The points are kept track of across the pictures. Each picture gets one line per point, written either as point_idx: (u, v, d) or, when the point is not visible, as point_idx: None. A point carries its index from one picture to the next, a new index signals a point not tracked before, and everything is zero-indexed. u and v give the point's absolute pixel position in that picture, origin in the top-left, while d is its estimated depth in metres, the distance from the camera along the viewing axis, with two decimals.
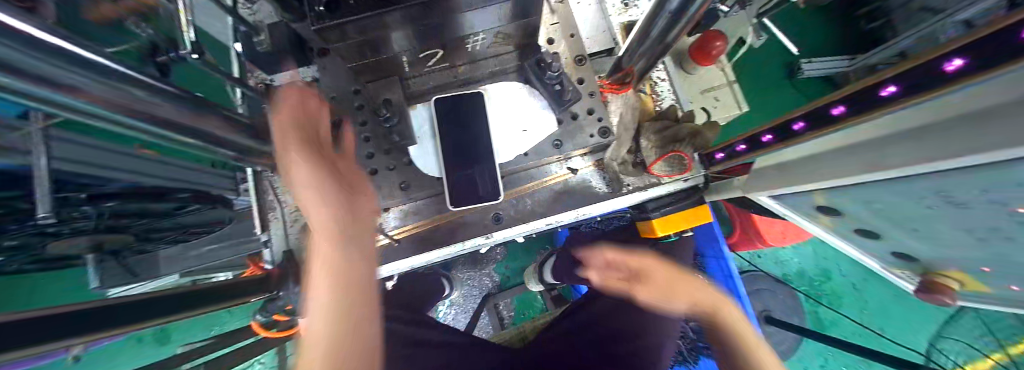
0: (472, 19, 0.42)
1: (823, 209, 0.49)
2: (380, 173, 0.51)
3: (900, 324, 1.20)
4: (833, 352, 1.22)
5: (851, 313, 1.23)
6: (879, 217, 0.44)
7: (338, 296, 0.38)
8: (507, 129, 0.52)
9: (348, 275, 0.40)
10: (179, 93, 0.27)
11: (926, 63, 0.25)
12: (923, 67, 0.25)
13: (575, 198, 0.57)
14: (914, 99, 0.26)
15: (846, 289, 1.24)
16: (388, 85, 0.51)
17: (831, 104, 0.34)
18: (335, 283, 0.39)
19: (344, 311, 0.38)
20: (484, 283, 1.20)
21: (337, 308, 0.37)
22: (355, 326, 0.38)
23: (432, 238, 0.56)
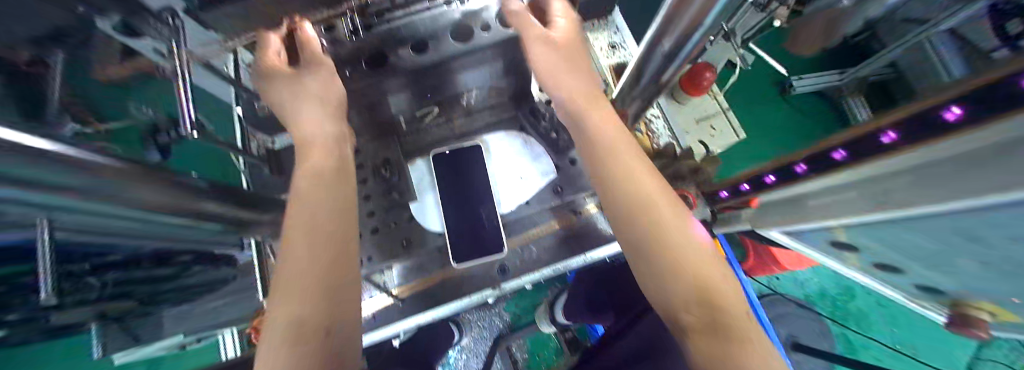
0: (466, 78, 0.44)
1: (838, 243, 0.46)
2: (380, 231, 0.49)
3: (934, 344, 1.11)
4: None
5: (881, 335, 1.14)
6: (906, 254, 0.41)
7: (326, 296, 0.32)
8: (506, 178, 0.53)
9: (342, 269, 0.35)
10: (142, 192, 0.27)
11: (927, 114, 0.25)
12: (924, 117, 0.25)
13: (583, 242, 0.55)
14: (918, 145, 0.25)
15: (870, 308, 1.17)
16: (387, 144, 0.52)
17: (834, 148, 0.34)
18: (323, 280, 0.33)
19: (329, 314, 0.32)
20: (494, 324, 1.15)
21: (320, 308, 0.32)
22: (341, 332, 0.32)
23: (435, 295, 0.54)
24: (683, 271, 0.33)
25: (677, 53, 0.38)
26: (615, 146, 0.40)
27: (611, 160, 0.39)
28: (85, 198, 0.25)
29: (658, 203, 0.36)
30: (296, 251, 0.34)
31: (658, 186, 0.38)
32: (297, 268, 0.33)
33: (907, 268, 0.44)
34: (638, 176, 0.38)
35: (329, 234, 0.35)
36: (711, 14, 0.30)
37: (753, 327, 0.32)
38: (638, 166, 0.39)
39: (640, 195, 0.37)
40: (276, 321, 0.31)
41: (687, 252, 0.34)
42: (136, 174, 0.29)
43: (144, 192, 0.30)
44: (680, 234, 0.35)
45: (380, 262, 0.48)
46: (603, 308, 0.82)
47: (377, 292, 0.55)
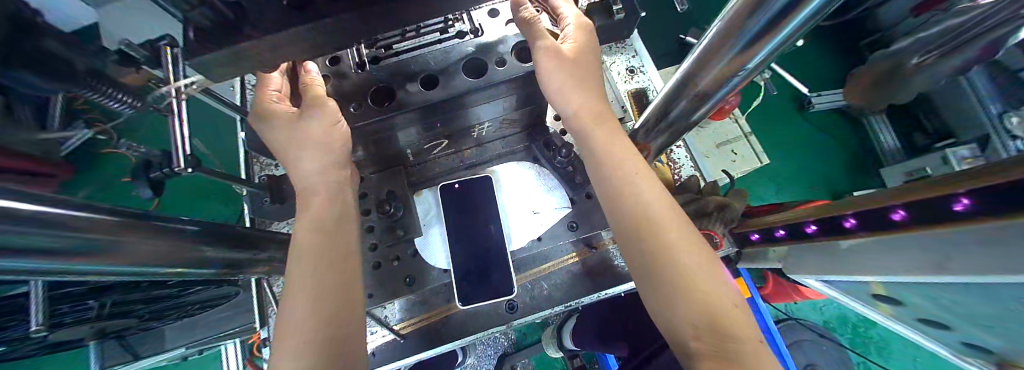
0: (480, 112, 0.42)
1: (878, 295, 0.43)
2: (382, 267, 0.47)
3: None
4: None
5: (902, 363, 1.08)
6: (960, 317, 0.36)
7: (336, 334, 0.31)
8: (519, 212, 0.51)
9: (337, 293, 0.33)
10: (81, 243, 0.23)
11: (1000, 186, 0.21)
12: (998, 190, 0.21)
13: (598, 280, 0.51)
14: (990, 216, 0.22)
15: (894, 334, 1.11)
16: (394, 176, 0.50)
17: (890, 207, 0.31)
18: (330, 319, 0.31)
19: (338, 356, 0.30)
20: (499, 343, 1.11)
21: (328, 349, 0.30)
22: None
23: (440, 333, 0.51)
24: (693, 300, 0.29)
25: (710, 93, 0.36)
26: (628, 173, 0.36)
27: (624, 186, 0.35)
28: (65, 259, 0.23)
29: (669, 228, 0.33)
30: (298, 290, 0.32)
31: (671, 210, 0.34)
32: (301, 311, 0.31)
33: (954, 326, 0.39)
34: (648, 201, 0.34)
35: (333, 270, 0.33)
36: (757, 57, 0.28)
37: (769, 356, 0.27)
38: (651, 191, 0.35)
39: (649, 221, 0.33)
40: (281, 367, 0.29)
41: (701, 282, 0.30)
42: (122, 226, 0.27)
43: (135, 242, 0.28)
44: (693, 262, 0.31)
45: (382, 301, 0.45)
46: (615, 338, 0.81)
47: (378, 327, 0.52)
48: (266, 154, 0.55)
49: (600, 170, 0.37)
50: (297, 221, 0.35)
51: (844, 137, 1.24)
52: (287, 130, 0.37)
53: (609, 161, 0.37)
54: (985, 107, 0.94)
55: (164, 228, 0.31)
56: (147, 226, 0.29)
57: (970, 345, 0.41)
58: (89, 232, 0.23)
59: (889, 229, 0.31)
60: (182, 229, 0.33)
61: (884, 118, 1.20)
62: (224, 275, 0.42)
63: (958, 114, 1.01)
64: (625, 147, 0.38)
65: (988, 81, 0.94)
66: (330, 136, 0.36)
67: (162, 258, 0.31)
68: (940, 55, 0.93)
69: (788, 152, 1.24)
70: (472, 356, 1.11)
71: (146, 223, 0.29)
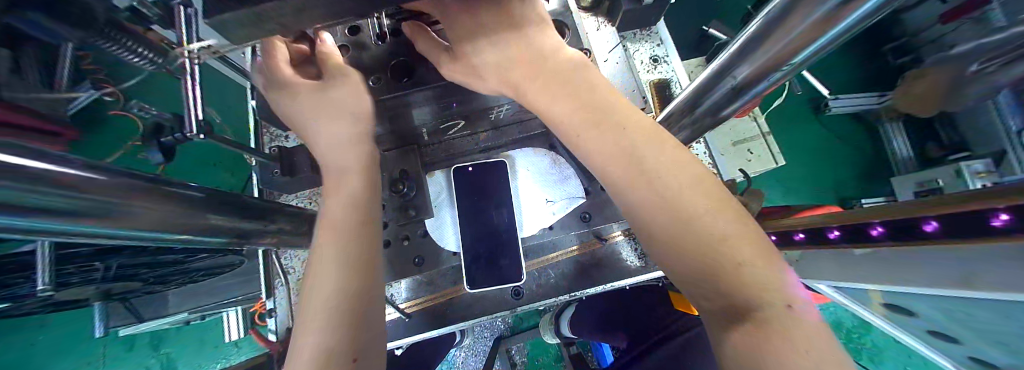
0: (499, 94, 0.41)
1: (890, 304, 0.43)
2: (392, 245, 0.47)
3: None
4: None
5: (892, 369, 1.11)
6: (969, 331, 0.37)
7: (350, 311, 0.30)
8: (531, 200, 0.51)
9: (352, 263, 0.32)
10: (91, 207, 0.22)
11: None
12: None
13: (605, 272, 0.51)
14: None
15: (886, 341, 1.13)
16: (406, 156, 0.48)
17: (923, 218, 0.29)
18: (344, 297, 0.30)
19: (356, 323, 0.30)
20: (497, 325, 1.13)
21: (339, 326, 0.29)
22: (370, 349, 0.30)
23: (445, 314, 0.52)
24: (722, 283, 0.24)
25: (745, 89, 0.35)
26: (628, 140, 0.30)
27: (624, 155, 0.30)
28: (74, 221, 0.22)
29: (691, 200, 0.26)
30: (319, 261, 0.32)
31: (693, 176, 0.28)
32: (321, 288, 0.30)
33: (963, 340, 0.40)
34: (660, 169, 0.28)
35: (349, 242, 0.32)
36: (802, 54, 0.26)
37: (799, 324, 0.22)
38: (665, 158, 0.29)
39: (662, 192, 0.27)
40: (303, 339, 0.29)
41: (737, 264, 0.24)
42: (131, 190, 0.26)
43: (145, 207, 0.27)
44: (727, 238, 0.25)
45: (391, 280, 0.45)
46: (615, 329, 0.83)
47: (384, 306, 0.52)
48: (276, 122, 0.52)
49: (591, 139, 0.32)
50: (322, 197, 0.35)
51: (857, 143, 1.23)
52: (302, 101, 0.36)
53: (600, 130, 0.31)
54: (1004, 124, 0.92)
55: (175, 194, 0.30)
56: (162, 191, 0.29)
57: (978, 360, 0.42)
58: (104, 194, 0.23)
59: (913, 238, 0.30)
60: (192, 197, 0.33)
61: (898, 126, 1.17)
62: (233, 244, 0.42)
63: (978, 129, 0.98)
64: (629, 111, 0.32)
65: (1011, 97, 0.91)
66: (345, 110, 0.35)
67: (173, 224, 0.31)
68: (1005, 61, 0.83)
69: (800, 156, 1.22)
70: (469, 336, 1.12)
71: (160, 187, 0.29)
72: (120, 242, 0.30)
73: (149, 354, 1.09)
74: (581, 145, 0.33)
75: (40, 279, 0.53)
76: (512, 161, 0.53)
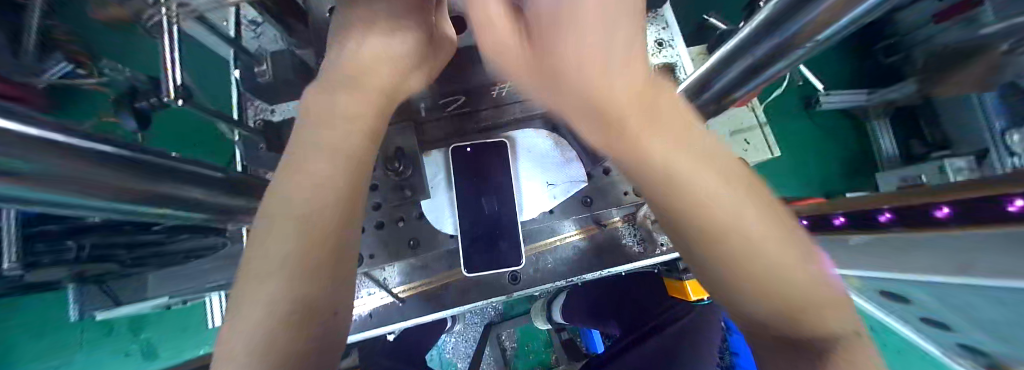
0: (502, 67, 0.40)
1: (887, 292, 0.46)
2: (386, 227, 0.45)
3: None
4: None
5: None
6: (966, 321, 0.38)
7: (331, 268, 0.27)
8: (532, 183, 0.49)
9: (346, 212, 0.28)
10: (46, 171, 0.20)
11: None
12: None
13: (603, 257, 0.51)
14: None
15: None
16: (402, 131, 0.46)
17: (936, 205, 0.31)
18: (319, 261, 0.26)
19: (335, 278, 0.27)
20: (486, 312, 1.11)
21: (318, 290, 0.25)
22: (338, 318, 0.28)
23: (441, 298, 0.50)
24: (773, 288, 0.21)
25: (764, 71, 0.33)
26: (653, 127, 0.25)
27: (651, 142, 0.25)
28: (29, 186, 0.20)
29: (726, 202, 0.23)
30: (294, 204, 0.26)
31: (726, 174, 0.25)
32: (292, 231, 0.25)
33: (958, 328, 0.41)
34: (695, 164, 0.24)
35: (338, 185, 0.28)
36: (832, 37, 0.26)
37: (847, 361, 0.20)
38: (696, 152, 0.25)
39: (695, 192, 0.24)
40: (256, 289, 0.23)
41: (783, 266, 0.22)
42: (93, 155, 0.23)
43: (109, 175, 0.25)
44: (770, 244, 0.22)
45: (383, 262, 0.44)
46: (606, 316, 0.84)
47: (375, 289, 0.51)
48: (262, 93, 0.49)
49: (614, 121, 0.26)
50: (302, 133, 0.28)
51: (844, 140, 1.20)
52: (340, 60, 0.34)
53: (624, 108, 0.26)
54: (987, 123, 0.88)
55: (143, 160, 0.28)
56: (141, 161, 0.28)
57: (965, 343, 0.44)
58: (73, 157, 0.21)
59: (924, 223, 0.32)
60: (165, 166, 0.30)
61: (886, 123, 1.13)
62: (216, 218, 0.40)
63: (959, 124, 0.95)
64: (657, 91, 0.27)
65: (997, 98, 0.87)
66: (364, 73, 0.33)
67: (148, 193, 0.29)
68: None
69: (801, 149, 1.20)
70: (461, 322, 1.11)
71: (129, 153, 0.27)
72: (89, 212, 0.29)
73: (127, 339, 1.05)
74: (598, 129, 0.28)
75: None
76: (514, 142, 0.51)
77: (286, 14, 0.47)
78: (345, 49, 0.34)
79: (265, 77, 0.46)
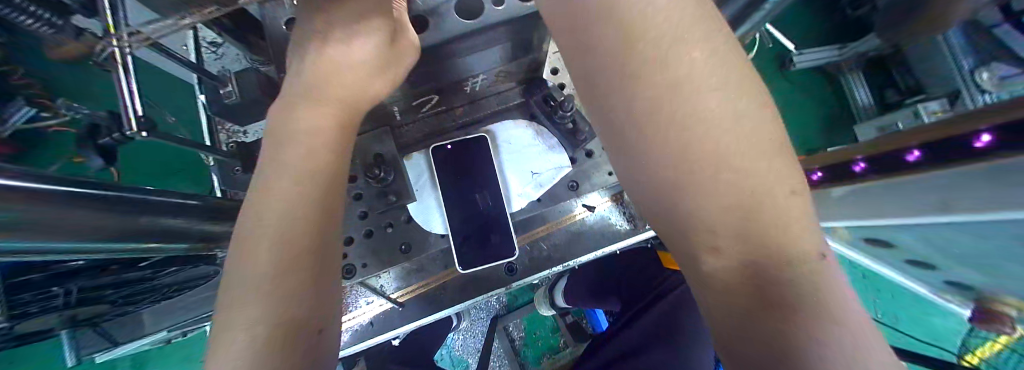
0: (472, 61, 0.39)
1: (874, 239, 0.52)
2: (375, 235, 0.45)
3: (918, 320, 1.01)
4: None
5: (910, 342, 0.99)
6: (924, 245, 0.44)
7: (312, 287, 0.27)
8: (518, 173, 0.50)
9: (322, 231, 0.28)
10: (16, 222, 0.20)
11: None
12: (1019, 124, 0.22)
13: (596, 239, 0.51)
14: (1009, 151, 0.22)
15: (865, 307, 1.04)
16: (379, 137, 0.45)
17: (907, 148, 0.32)
18: (299, 278, 0.26)
19: (317, 296, 0.27)
20: (492, 306, 1.12)
21: (301, 307, 0.25)
22: (325, 336, 0.28)
23: (441, 297, 0.51)
24: (751, 226, 0.19)
25: None
26: (649, 36, 0.20)
27: (643, 53, 0.20)
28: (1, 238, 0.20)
29: (728, 134, 0.19)
30: (270, 226, 0.26)
31: (746, 103, 0.20)
32: (268, 253, 0.25)
33: (943, 268, 0.49)
34: (702, 83, 0.19)
35: (313, 203, 0.28)
36: None
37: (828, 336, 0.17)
38: (709, 68, 0.20)
39: (690, 115, 0.19)
40: (238, 313, 0.23)
41: (781, 248, 0.18)
42: (61, 200, 0.23)
43: (81, 217, 0.24)
44: (770, 185, 0.19)
45: (377, 270, 0.44)
46: (607, 295, 0.85)
47: (374, 297, 0.51)
48: (230, 115, 0.48)
49: (600, 31, 0.22)
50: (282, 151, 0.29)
51: (818, 96, 1.20)
52: (313, 72, 0.33)
53: (617, 14, 0.21)
54: (955, 62, 0.83)
55: (113, 198, 0.27)
56: (112, 197, 0.27)
57: (933, 268, 0.52)
58: (44, 206, 0.21)
59: (899, 168, 0.33)
60: (136, 202, 0.30)
61: (859, 75, 1.12)
62: (199, 247, 0.40)
63: (930, 68, 0.92)
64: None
65: (960, 35, 0.81)
66: (330, 81, 0.33)
67: (126, 231, 0.29)
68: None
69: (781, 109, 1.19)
70: (465, 318, 1.13)
71: (99, 192, 0.27)
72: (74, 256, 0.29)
73: None
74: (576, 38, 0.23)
75: None
76: (494, 135, 0.51)
77: (244, 31, 0.45)
78: (312, 59, 0.33)
79: (230, 99, 0.44)
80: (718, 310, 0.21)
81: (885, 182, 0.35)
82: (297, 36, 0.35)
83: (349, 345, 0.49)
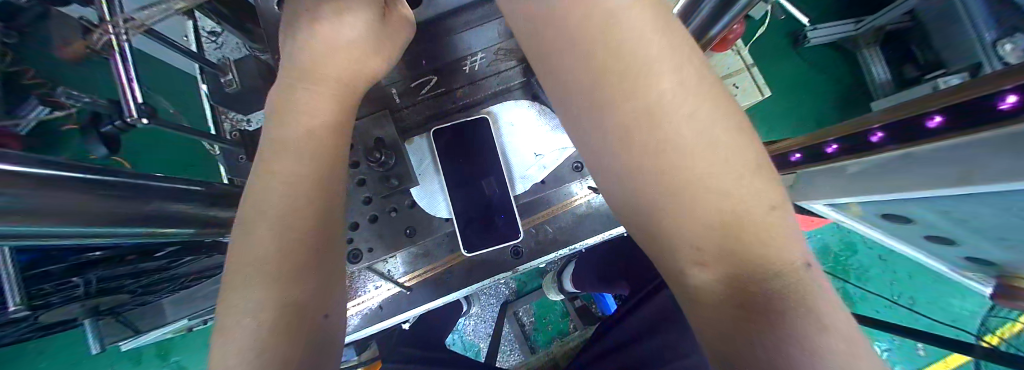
0: (471, 37, 0.38)
1: (890, 215, 0.51)
2: (380, 219, 0.45)
3: (938, 303, 0.99)
4: (901, 341, 1.05)
5: (930, 323, 0.98)
6: (937, 216, 0.43)
7: (314, 272, 0.27)
8: (522, 155, 0.49)
9: (323, 217, 0.28)
10: (32, 207, 0.20)
11: None
12: None
13: (604, 221, 0.50)
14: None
15: (880, 291, 1.02)
16: (380, 121, 0.44)
17: (926, 115, 0.30)
18: (301, 262, 0.26)
19: (320, 282, 0.27)
20: (501, 292, 1.14)
21: (306, 291, 0.25)
22: (331, 320, 0.28)
23: (447, 282, 0.51)
24: (733, 245, 0.17)
25: None
26: (621, 61, 0.20)
27: (614, 77, 0.20)
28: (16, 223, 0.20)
29: (704, 155, 0.18)
30: (267, 213, 0.26)
31: (721, 123, 0.19)
32: (267, 238, 0.25)
33: (963, 243, 0.48)
34: (671, 110, 0.19)
35: (309, 191, 0.27)
36: None
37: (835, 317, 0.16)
38: (680, 96, 0.19)
39: (664, 138, 0.19)
40: (242, 297, 0.24)
41: (762, 241, 0.17)
42: (72, 187, 0.23)
43: (90, 203, 0.25)
44: (750, 209, 0.17)
45: (383, 254, 0.44)
46: (616, 279, 0.85)
47: (381, 282, 0.51)
48: (232, 104, 0.47)
49: (571, 61, 0.22)
50: (272, 140, 0.29)
51: (836, 73, 1.13)
52: (303, 52, 0.32)
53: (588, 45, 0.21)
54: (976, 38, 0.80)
55: (124, 184, 0.28)
56: (120, 182, 0.28)
57: (953, 244, 0.50)
58: (53, 191, 0.21)
59: (915, 135, 0.32)
60: (145, 187, 0.30)
61: (876, 52, 1.07)
62: (209, 233, 0.40)
63: (950, 43, 0.88)
64: (663, 24, 0.21)
65: (982, 7, 0.79)
66: (324, 62, 0.32)
67: (136, 216, 0.29)
68: None
69: (797, 86, 1.13)
70: (476, 304, 1.14)
71: (109, 178, 0.27)
72: (88, 241, 0.29)
73: (159, 365, 1.08)
74: (550, 67, 0.24)
75: (10, 300, 0.44)
76: (496, 116, 0.50)
77: (242, 16, 0.45)
78: (300, 38, 0.32)
79: (232, 87, 0.44)
80: (708, 333, 0.20)
81: (903, 152, 0.34)
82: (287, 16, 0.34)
83: (358, 329, 0.50)
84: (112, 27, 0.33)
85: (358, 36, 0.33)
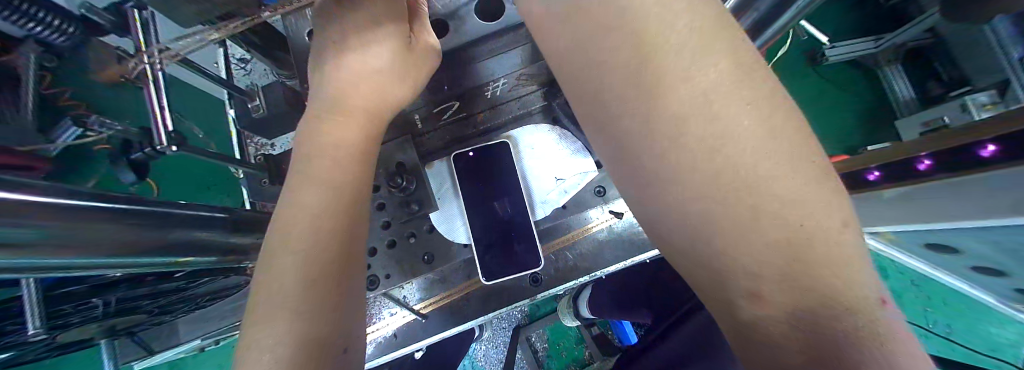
0: (496, 65, 0.38)
1: (934, 244, 0.49)
2: (398, 245, 0.44)
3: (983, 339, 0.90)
4: None
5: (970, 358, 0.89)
6: (991, 247, 0.40)
7: (334, 302, 0.25)
8: (542, 179, 0.48)
9: (346, 244, 0.27)
10: (56, 242, 0.20)
11: None
12: None
13: (628, 248, 0.48)
14: None
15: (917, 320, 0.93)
16: (401, 146, 0.45)
17: (978, 143, 0.29)
18: (323, 297, 0.25)
19: (340, 313, 0.26)
20: (514, 316, 1.10)
21: (325, 323, 0.24)
22: (350, 355, 0.26)
23: (464, 309, 0.49)
24: (804, 282, 0.14)
25: None
26: (676, 56, 0.18)
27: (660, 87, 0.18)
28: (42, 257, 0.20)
29: (773, 168, 0.15)
30: (292, 241, 0.25)
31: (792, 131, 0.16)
32: (289, 268, 0.24)
33: (1013, 274, 0.45)
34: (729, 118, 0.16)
35: (331, 218, 0.27)
36: None
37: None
38: (739, 98, 0.16)
39: (725, 154, 0.16)
40: (260, 331, 0.23)
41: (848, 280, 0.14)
42: (99, 219, 0.23)
43: (116, 234, 0.25)
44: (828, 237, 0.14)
45: (400, 282, 0.43)
46: (636, 308, 0.82)
47: (397, 309, 0.50)
48: (257, 127, 0.48)
49: (609, 74, 0.21)
50: (299, 166, 0.29)
51: (857, 90, 1.11)
52: (330, 81, 0.33)
53: (634, 30, 0.19)
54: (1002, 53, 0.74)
55: (147, 213, 0.28)
56: (146, 212, 0.28)
57: (1005, 275, 0.47)
58: (82, 224, 0.21)
59: (970, 164, 0.30)
60: (170, 216, 0.30)
61: (898, 68, 1.04)
62: (229, 259, 0.40)
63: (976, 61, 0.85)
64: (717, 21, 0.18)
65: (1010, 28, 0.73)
66: (350, 91, 0.33)
67: (160, 245, 0.29)
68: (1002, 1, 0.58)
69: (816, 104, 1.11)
70: (487, 328, 1.11)
71: (137, 208, 0.27)
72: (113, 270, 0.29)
73: None
74: (587, 83, 0.22)
75: (32, 323, 0.44)
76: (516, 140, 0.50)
77: (270, 45, 0.46)
78: (329, 68, 0.33)
79: (258, 112, 0.45)
80: None
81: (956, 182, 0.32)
82: (313, 48, 0.35)
83: (373, 357, 0.48)
84: (148, 58, 0.35)
85: (387, 66, 0.34)
